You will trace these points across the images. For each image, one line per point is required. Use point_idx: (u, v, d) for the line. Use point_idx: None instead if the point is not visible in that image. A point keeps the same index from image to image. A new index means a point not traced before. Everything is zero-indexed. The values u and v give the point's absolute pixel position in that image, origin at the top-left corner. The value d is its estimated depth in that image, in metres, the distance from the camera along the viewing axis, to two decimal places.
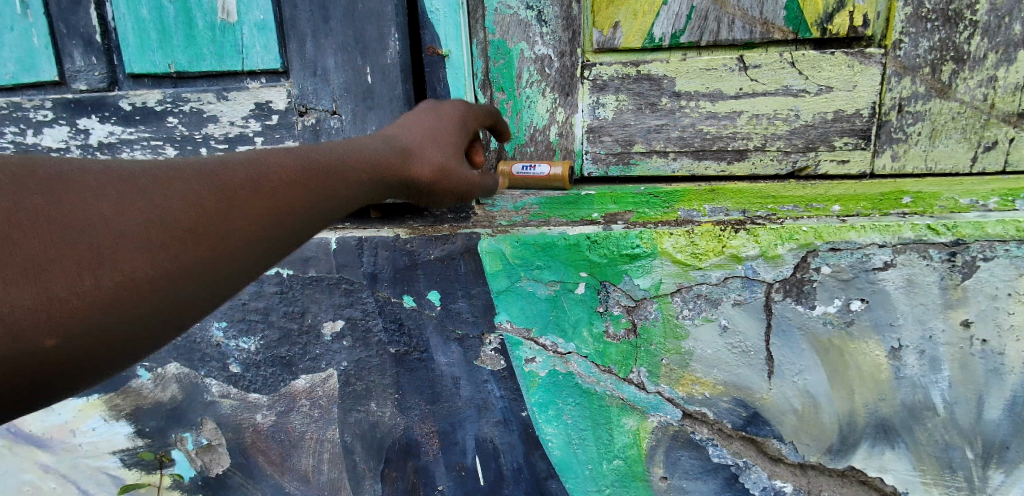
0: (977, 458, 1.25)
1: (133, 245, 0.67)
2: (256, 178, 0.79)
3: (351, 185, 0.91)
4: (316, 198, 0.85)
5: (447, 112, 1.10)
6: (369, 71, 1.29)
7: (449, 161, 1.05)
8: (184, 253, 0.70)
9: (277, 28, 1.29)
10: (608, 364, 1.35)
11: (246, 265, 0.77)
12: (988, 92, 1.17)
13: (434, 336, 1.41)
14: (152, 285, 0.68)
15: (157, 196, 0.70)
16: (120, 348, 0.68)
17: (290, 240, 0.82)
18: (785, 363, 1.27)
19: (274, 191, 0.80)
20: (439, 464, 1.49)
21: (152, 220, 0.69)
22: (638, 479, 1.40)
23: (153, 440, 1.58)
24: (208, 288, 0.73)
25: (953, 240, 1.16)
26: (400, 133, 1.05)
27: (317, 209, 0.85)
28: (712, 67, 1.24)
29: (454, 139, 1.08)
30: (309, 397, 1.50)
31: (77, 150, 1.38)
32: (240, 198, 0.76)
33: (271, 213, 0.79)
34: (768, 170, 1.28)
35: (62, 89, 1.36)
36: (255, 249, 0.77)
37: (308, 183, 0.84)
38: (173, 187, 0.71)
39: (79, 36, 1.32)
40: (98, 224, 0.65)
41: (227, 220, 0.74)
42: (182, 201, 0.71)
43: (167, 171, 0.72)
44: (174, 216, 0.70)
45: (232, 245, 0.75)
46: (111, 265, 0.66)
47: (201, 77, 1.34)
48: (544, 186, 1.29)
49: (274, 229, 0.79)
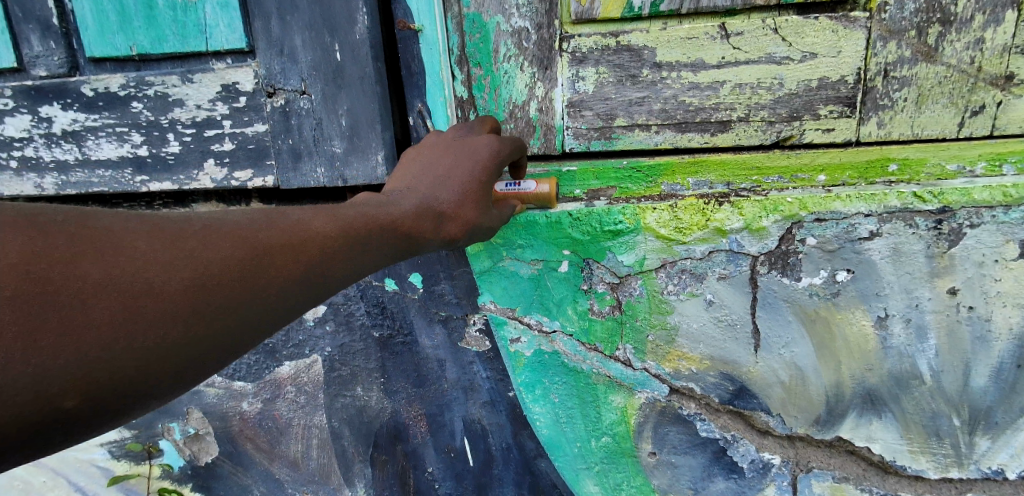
0: (963, 425, 1.25)
1: (162, 283, 0.69)
2: (291, 242, 0.81)
3: (382, 242, 0.92)
4: (347, 255, 0.86)
5: (480, 154, 1.04)
6: (338, 49, 1.24)
7: (478, 218, 1.03)
8: (212, 307, 0.72)
9: (240, 6, 1.24)
10: (593, 342, 1.33)
11: (267, 318, 0.78)
12: (975, 55, 1.14)
13: (417, 318, 1.39)
14: (175, 338, 0.70)
15: (194, 249, 0.72)
16: (134, 387, 0.69)
17: (316, 293, 0.83)
18: (772, 335, 1.26)
19: (307, 253, 0.82)
20: (428, 447, 1.49)
21: (189, 283, 0.70)
22: (627, 456, 1.40)
23: (141, 431, 1.56)
24: (225, 344, 0.74)
25: (940, 208, 1.14)
26: (434, 190, 1.00)
27: (346, 266, 0.86)
28: (693, 36, 1.21)
29: (485, 192, 1.03)
30: (294, 383, 1.49)
31: (40, 139, 1.34)
32: (276, 260, 0.78)
33: (303, 257, 0.81)
34: (752, 141, 1.26)
35: (21, 76, 1.31)
36: (278, 308, 0.79)
37: (339, 247, 0.86)
38: (218, 241, 0.75)
39: (35, 20, 1.27)
40: (138, 260, 0.68)
41: (259, 279, 0.76)
42: (216, 254, 0.73)
43: (213, 232, 0.75)
44: (212, 272, 0.72)
45: (258, 304, 0.76)
46: (140, 317, 0.67)
47: (165, 59, 1.29)
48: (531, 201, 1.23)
49: (301, 294, 0.81)
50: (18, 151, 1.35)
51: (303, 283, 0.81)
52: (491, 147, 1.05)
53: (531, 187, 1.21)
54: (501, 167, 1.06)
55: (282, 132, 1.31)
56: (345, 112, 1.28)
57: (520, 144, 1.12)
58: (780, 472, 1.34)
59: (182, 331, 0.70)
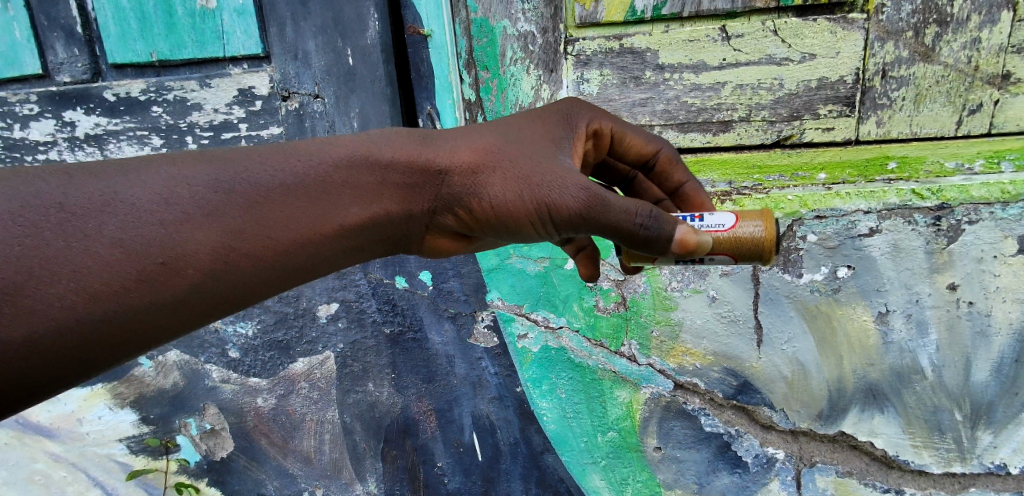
0: (965, 420, 1.26)
1: (110, 245, 0.68)
2: (242, 195, 0.75)
3: (360, 194, 0.82)
4: (312, 207, 0.79)
5: (530, 112, 0.93)
6: (350, 53, 1.29)
7: (510, 165, 0.85)
8: (168, 268, 0.70)
9: (256, 12, 1.29)
10: (599, 338, 1.37)
11: (235, 274, 0.75)
12: (972, 55, 1.16)
13: (427, 315, 1.44)
14: (134, 298, 0.69)
15: (139, 206, 0.70)
16: (111, 350, 0.69)
17: (285, 248, 0.78)
18: (774, 331, 1.28)
19: (262, 207, 0.76)
20: (437, 441, 1.51)
21: (140, 243, 0.69)
22: (633, 450, 1.41)
23: (158, 427, 1.60)
24: (196, 302, 0.73)
25: (938, 204, 1.16)
26: (451, 143, 0.87)
27: (314, 220, 0.79)
28: (695, 38, 1.24)
29: (530, 140, 0.88)
30: (307, 379, 1.53)
31: (64, 143, 1.39)
32: (225, 215, 0.74)
33: (268, 213, 0.77)
34: (753, 140, 1.28)
35: (46, 82, 1.37)
36: (246, 263, 0.75)
37: (301, 199, 0.79)
38: (167, 194, 0.72)
39: (60, 28, 1.33)
40: (87, 222, 0.68)
41: (212, 235, 0.73)
42: (162, 210, 0.71)
43: (163, 187, 0.72)
44: (161, 233, 0.70)
45: (219, 260, 0.73)
46: (95, 278, 0.67)
47: (184, 65, 1.34)
48: (729, 248, 0.92)
49: (266, 251, 0.76)
50: (42, 154, 1.40)
51: (261, 239, 0.76)
52: (568, 105, 0.97)
53: (728, 224, 0.92)
54: (574, 126, 0.94)
55: (297, 134, 1.35)
56: (357, 114, 1.32)
57: (652, 141, 1.07)
58: (784, 467, 1.34)
59: (153, 294, 0.70)
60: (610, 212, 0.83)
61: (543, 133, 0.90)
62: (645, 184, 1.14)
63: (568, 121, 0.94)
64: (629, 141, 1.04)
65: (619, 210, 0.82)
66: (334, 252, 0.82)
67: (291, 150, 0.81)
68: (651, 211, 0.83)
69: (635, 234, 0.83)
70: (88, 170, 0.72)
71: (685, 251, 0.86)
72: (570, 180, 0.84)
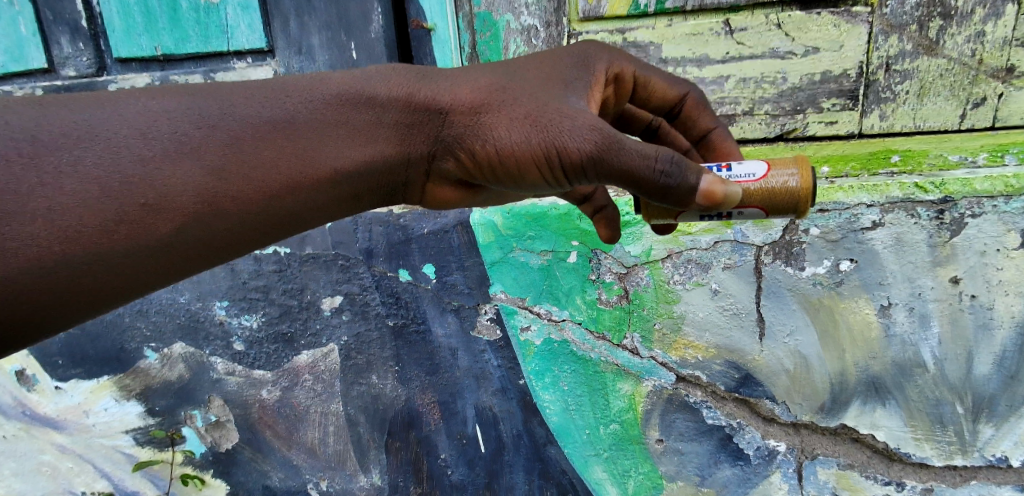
0: (966, 412, 1.26)
1: (101, 182, 0.71)
2: (228, 134, 0.78)
3: (348, 134, 0.85)
4: (297, 147, 0.81)
5: (538, 54, 0.93)
6: (354, 47, 1.30)
7: (513, 105, 0.85)
8: (160, 204, 0.74)
9: (260, 7, 1.29)
10: (601, 330, 1.38)
11: (228, 213, 0.78)
12: (976, 48, 1.16)
13: (431, 308, 1.45)
14: (128, 235, 0.72)
15: (128, 145, 0.74)
16: (111, 285, 0.73)
17: (275, 189, 0.80)
18: (776, 324, 1.29)
19: (249, 146, 0.79)
20: (440, 434, 1.51)
21: (130, 180, 0.73)
22: (635, 443, 1.41)
23: (164, 418, 1.62)
24: (190, 240, 0.77)
25: (941, 197, 1.16)
26: (449, 86, 0.88)
27: (301, 160, 0.82)
28: (698, 32, 1.24)
29: (535, 80, 0.88)
30: (312, 371, 1.54)
31: None
32: (212, 152, 0.77)
33: (255, 153, 0.79)
34: (756, 133, 1.28)
35: (51, 76, 1.38)
36: (236, 201, 0.78)
37: (287, 139, 0.81)
38: (155, 133, 0.75)
39: (65, 23, 1.34)
40: (82, 161, 0.71)
41: (202, 174, 0.76)
42: (151, 148, 0.74)
43: (152, 126, 0.76)
44: (152, 171, 0.74)
45: (209, 199, 0.76)
46: (88, 215, 0.70)
47: (188, 59, 1.34)
48: (765, 199, 0.91)
49: (256, 190, 0.79)
50: None
51: (250, 178, 0.79)
52: (584, 48, 0.97)
53: (759, 174, 0.91)
54: (593, 70, 0.95)
55: None
56: None
57: (677, 85, 1.08)
58: (787, 459, 1.34)
59: (147, 232, 0.73)
60: (624, 153, 0.81)
61: (550, 74, 0.90)
62: (670, 135, 1.13)
63: (578, 67, 0.93)
64: (652, 86, 1.05)
65: (633, 151, 0.81)
66: (327, 195, 0.85)
67: (276, 89, 0.84)
68: (672, 155, 0.81)
69: (650, 179, 0.81)
70: (67, 105, 0.75)
71: (711, 202, 0.84)
72: (580, 118, 0.83)
